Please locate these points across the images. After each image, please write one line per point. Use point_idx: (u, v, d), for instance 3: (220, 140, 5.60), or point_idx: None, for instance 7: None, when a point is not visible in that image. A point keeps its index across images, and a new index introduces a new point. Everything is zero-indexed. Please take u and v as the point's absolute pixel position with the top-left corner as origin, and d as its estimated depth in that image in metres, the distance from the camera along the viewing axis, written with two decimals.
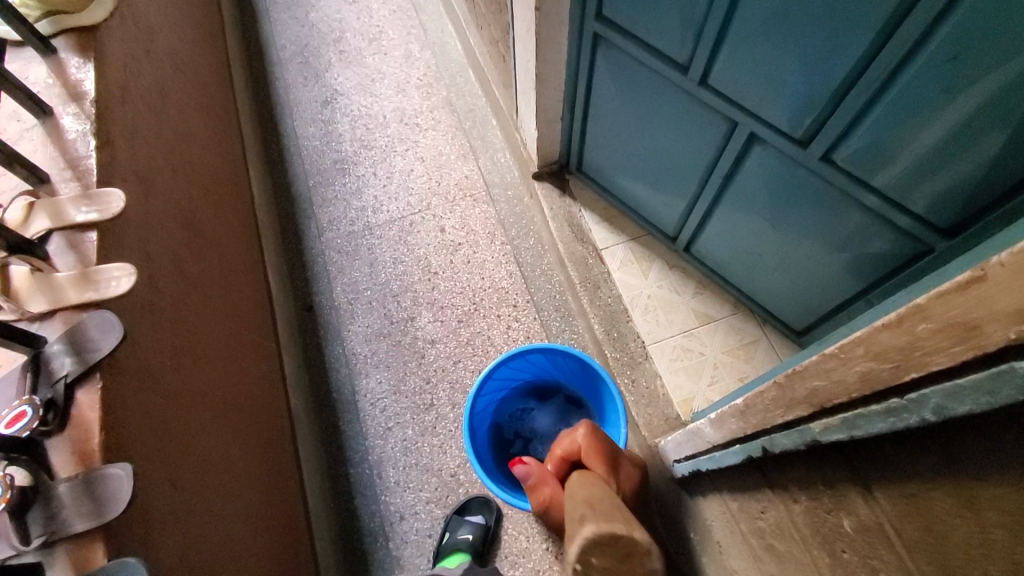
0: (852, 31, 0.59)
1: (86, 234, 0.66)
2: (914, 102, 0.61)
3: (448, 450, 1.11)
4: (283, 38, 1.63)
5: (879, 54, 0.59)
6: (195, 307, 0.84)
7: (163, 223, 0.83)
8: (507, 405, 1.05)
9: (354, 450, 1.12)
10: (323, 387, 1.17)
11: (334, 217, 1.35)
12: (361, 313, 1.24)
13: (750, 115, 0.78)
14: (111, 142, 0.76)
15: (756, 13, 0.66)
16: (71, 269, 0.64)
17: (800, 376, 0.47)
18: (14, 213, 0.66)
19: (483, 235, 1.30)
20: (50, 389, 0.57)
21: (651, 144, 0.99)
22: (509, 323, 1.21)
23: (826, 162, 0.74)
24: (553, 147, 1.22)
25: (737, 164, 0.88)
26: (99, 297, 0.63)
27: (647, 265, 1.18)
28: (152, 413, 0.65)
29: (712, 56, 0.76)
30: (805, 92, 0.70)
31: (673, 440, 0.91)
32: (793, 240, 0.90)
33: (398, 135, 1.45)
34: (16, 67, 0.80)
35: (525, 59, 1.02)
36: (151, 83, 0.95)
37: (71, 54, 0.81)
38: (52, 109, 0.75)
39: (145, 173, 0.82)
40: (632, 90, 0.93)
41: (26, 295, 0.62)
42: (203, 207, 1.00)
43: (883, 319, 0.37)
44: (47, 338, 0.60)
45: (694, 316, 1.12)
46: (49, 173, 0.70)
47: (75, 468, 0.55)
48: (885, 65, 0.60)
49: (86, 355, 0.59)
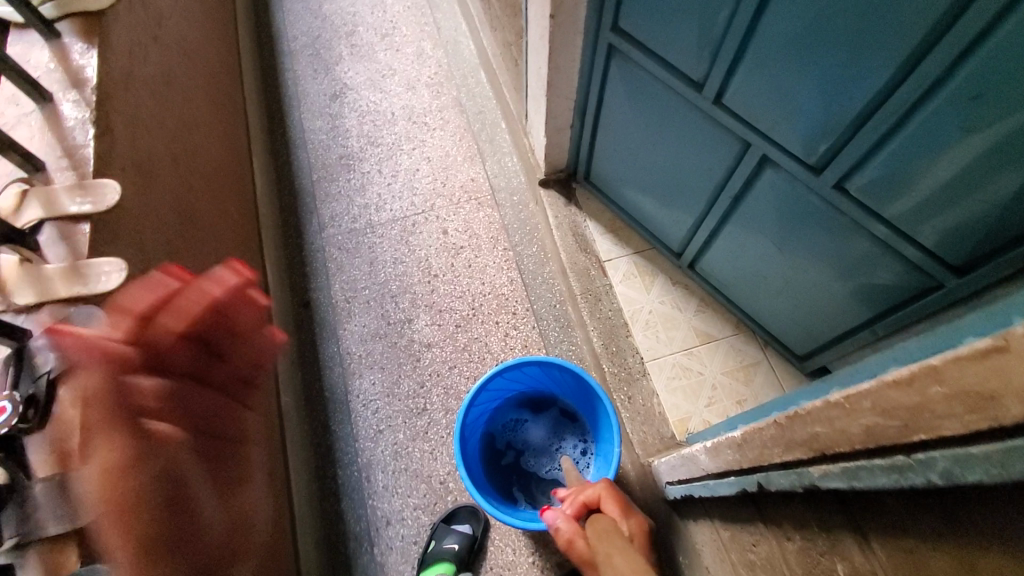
0: (874, 63, 0.58)
1: (80, 225, 0.65)
2: (934, 138, 0.59)
3: (438, 457, 1.10)
4: (296, 29, 1.62)
5: (900, 86, 0.58)
6: None
7: (161, 215, 0.82)
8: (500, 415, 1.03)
9: (343, 452, 1.10)
10: (316, 385, 1.16)
11: (336, 214, 1.34)
12: (358, 313, 1.23)
13: (763, 137, 0.77)
14: (111, 131, 0.75)
15: (777, 36, 0.64)
16: (61, 262, 0.63)
17: (801, 420, 0.45)
18: (6, 200, 0.65)
19: (486, 240, 1.29)
20: (31, 384, 0.56)
21: (661, 158, 0.98)
22: (507, 331, 1.19)
23: (839, 190, 0.73)
24: (561, 155, 1.20)
25: (747, 185, 0.86)
26: (87, 292, 0.62)
27: (650, 280, 1.16)
28: None
29: (728, 76, 0.74)
30: (821, 118, 0.68)
31: (667, 462, 0.89)
32: (800, 265, 0.88)
33: (405, 133, 1.43)
34: (18, 49, 0.78)
35: (538, 65, 1.01)
36: (156, 71, 0.94)
37: (75, 39, 0.79)
38: (52, 95, 0.73)
39: (145, 163, 0.81)
40: (644, 103, 0.91)
41: (14, 285, 0.60)
42: (203, 199, 0.99)
43: (893, 374, 0.35)
44: (30, 331, 0.59)
45: (695, 335, 1.10)
46: (45, 161, 0.69)
47: (53, 468, 0.54)
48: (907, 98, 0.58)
49: (71, 351, 0.58)
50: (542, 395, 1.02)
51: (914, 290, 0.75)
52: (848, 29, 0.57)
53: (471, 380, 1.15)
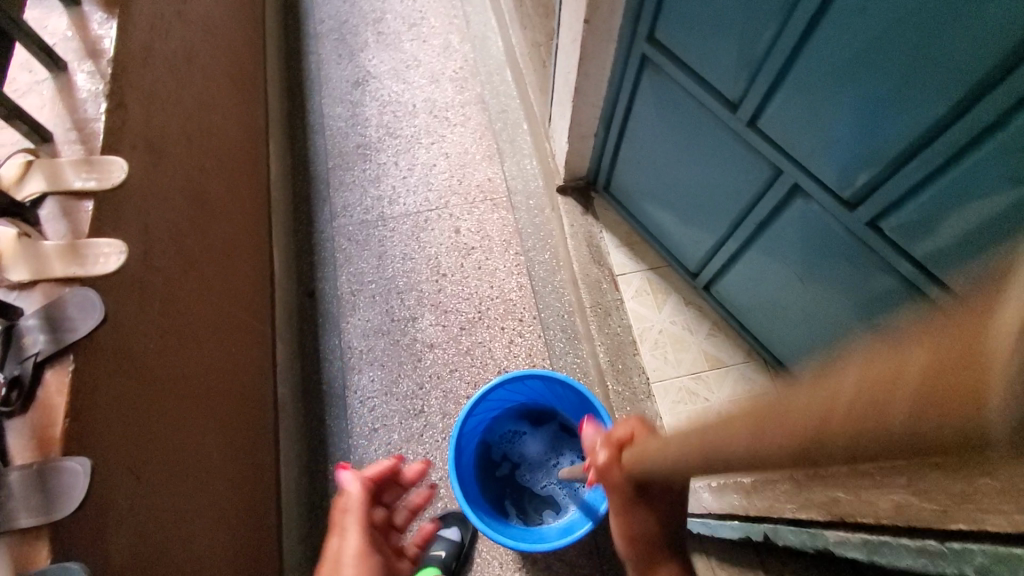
0: (923, 102, 0.54)
1: (83, 203, 0.63)
2: (978, 189, 0.55)
3: (432, 461, 1.07)
4: (323, 11, 1.59)
5: (949, 128, 0.54)
6: (189, 286, 0.81)
7: (169, 195, 0.80)
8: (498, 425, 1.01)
9: (336, 448, 1.08)
10: (313, 377, 1.14)
11: (349, 204, 1.32)
12: (363, 307, 1.20)
13: (797, 165, 0.73)
14: (124, 106, 0.73)
15: (821, 63, 0.61)
16: (60, 239, 0.61)
17: (824, 480, 0.44)
18: (9, 169, 0.62)
19: (498, 243, 1.26)
20: (17, 365, 0.54)
21: (686, 175, 0.94)
22: (511, 338, 1.17)
23: (871, 228, 0.69)
24: (582, 162, 1.17)
25: (774, 213, 0.83)
26: (84, 274, 0.59)
27: (663, 298, 1.13)
28: (124, 399, 0.62)
29: (766, 99, 0.71)
30: (858, 151, 0.64)
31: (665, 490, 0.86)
32: (820, 299, 0.84)
33: (425, 126, 1.41)
34: (36, 14, 0.76)
35: (567, 70, 0.98)
36: (177, 46, 0.92)
37: (95, 8, 0.77)
38: (67, 65, 0.72)
39: (157, 141, 0.79)
40: (673, 118, 0.88)
41: (9, 261, 0.58)
42: (214, 179, 0.97)
43: None
44: (23, 310, 0.57)
45: (704, 359, 1.06)
46: (54, 132, 0.67)
47: (32, 454, 0.52)
48: (954, 141, 0.54)
49: (61, 334, 0.56)
50: (542, 411, 1.00)
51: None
52: (900, 63, 0.54)
53: (472, 386, 1.13)
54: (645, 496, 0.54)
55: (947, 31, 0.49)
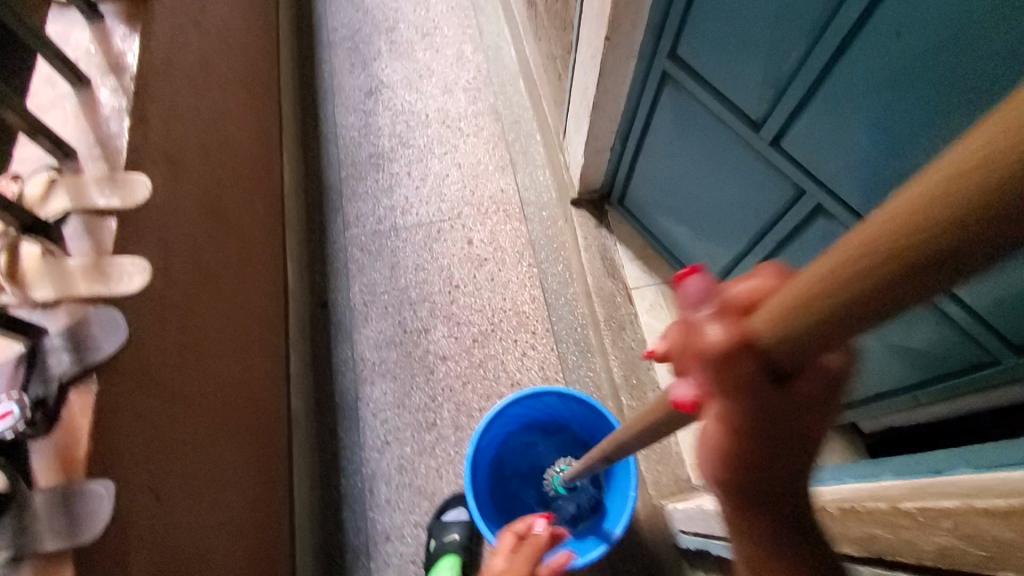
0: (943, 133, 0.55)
1: (106, 220, 0.63)
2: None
3: (444, 475, 1.07)
4: (336, 20, 1.60)
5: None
6: (208, 299, 0.81)
7: (189, 209, 0.79)
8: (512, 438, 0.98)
9: (348, 460, 1.08)
10: (326, 389, 1.14)
11: (361, 214, 1.31)
12: (375, 318, 1.20)
13: (820, 186, 0.73)
14: (145, 122, 0.73)
15: (849, 86, 0.61)
16: (83, 257, 0.61)
17: (858, 516, 0.44)
18: (33, 186, 0.62)
19: (511, 254, 1.25)
20: (41, 387, 0.54)
21: (704, 192, 0.94)
22: (524, 351, 1.16)
23: None
24: (596, 176, 1.17)
25: (795, 232, 0.82)
26: (109, 292, 0.59)
27: (677, 312, 1.12)
28: (146, 418, 0.61)
29: (790, 120, 0.71)
30: (883, 175, 0.63)
31: (682, 509, 0.85)
32: None
33: (438, 136, 1.41)
34: (58, 28, 0.76)
35: (585, 84, 0.98)
36: (196, 58, 0.92)
37: (117, 23, 0.77)
38: (90, 80, 0.72)
39: (176, 154, 0.79)
40: (692, 135, 0.88)
41: (33, 279, 0.58)
42: (231, 192, 0.97)
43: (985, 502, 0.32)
44: (47, 329, 0.56)
45: None
46: (78, 148, 0.67)
47: (54, 477, 0.51)
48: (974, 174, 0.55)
49: (85, 355, 0.56)
50: (557, 427, 0.99)
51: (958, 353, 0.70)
52: (923, 92, 0.54)
53: (485, 399, 1.12)
54: (788, 400, 0.27)
55: (965, 66, 0.49)
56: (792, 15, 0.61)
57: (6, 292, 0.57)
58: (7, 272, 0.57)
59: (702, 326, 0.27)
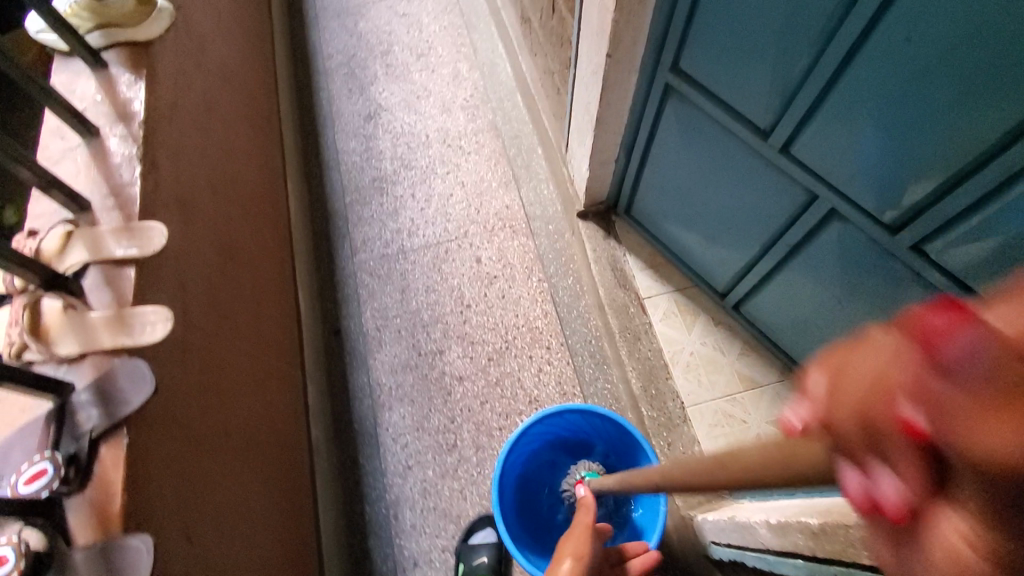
0: (966, 138, 0.55)
1: (124, 270, 0.63)
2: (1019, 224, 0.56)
3: (468, 497, 1.05)
4: (331, 46, 1.61)
5: (985, 166, 0.55)
6: (226, 338, 0.81)
7: (202, 249, 0.80)
8: (537, 457, 0.97)
9: (371, 487, 1.07)
10: (344, 417, 1.13)
11: (368, 238, 1.32)
12: (389, 342, 1.20)
13: (832, 190, 0.73)
14: (156, 167, 0.73)
15: (859, 94, 0.62)
16: (106, 308, 0.61)
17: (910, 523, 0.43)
18: (51, 241, 0.63)
19: (520, 270, 1.25)
20: (73, 443, 0.54)
21: (714, 199, 0.94)
22: (540, 366, 1.15)
23: (916, 252, 0.68)
24: (601, 188, 1.17)
25: (810, 236, 0.82)
26: (133, 344, 0.59)
27: (691, 320, 1.12)
28: (175, 466, 0.61)
29: (799, 127, 0.71)
30: (901, 176, 0.64)
31: (713, 520, 0.84)
32: (859, 320, 0.84)
33: (440, 156, 1.41)
34: (63, 79, 0.77)
35: (586, 100, 0.98)
36: (199, 98, 0.93)
37: (122, 71, 0.78)
38: (99, 129, 0.72)
39: (187, 197, 0.79)
40: (699, 144, 0.88)
41: (57, 334, 0.58)
42: (241, 228, 0.97)
43: None
44: (74, 384, 0.57)
45: (738, 381, 1.05)
46: (91, 199, 0.67)
47: (92, 533, 0.51)
48: (991, 178, 0.56)
49: (113, 407, 0.56)
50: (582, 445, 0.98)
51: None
52: (941, 98, 0.55)
53: (504, 417, 1.11)
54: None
55: (985, 70, 0.50)
56: (797, 26, 0.62)
57: (32, 350, 0.58)
58: (32, 329, 0.58)
59: (973, 414, 0.15)
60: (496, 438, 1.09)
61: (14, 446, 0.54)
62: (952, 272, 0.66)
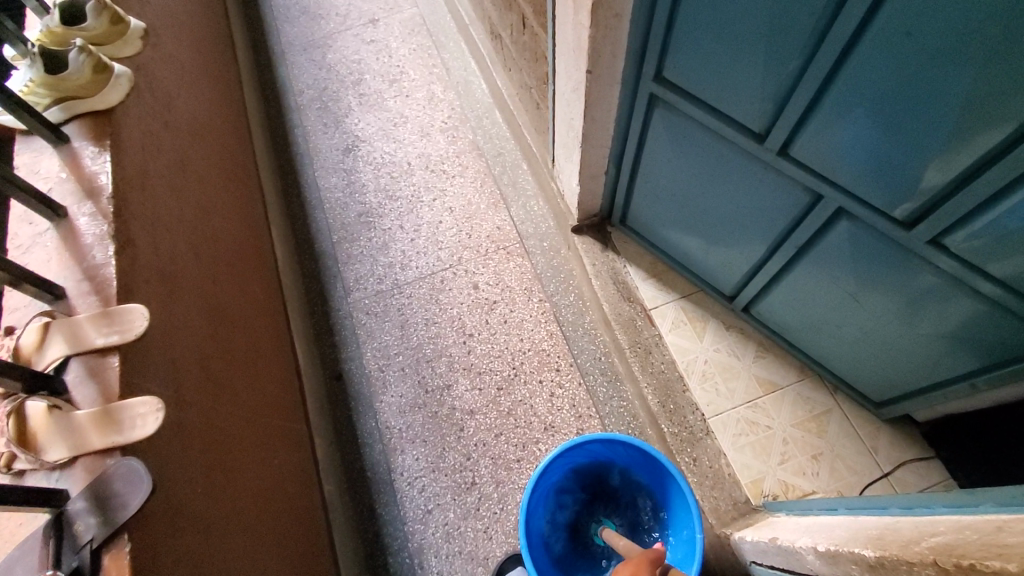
0: (983, 128, 0.52)
1: (109, 359, 0.60)
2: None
3: (494, 536, 1.01)
4: (300, 82, 1.58)
5: (1005, 155, 0.53)
6: (226, 408, 0.77)
7: (191, 319, 0.76)
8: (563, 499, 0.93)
9: (392, 537, 1.02)
10: (356, 465, 1.09)
11: (361, 276, 1.28)
12: (394, 382, 1.16)
13: (837, 189, 0.71)
14: (132, 242, 0.70)
15: (859, 92, 0.59)
16: (92, 405, 0.57)
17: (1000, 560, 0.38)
18: (28, 336, 0.59)
19: (520, 292, 1.22)
20: (75, 555, 0.51)
21: (713, 204, 0.91)
22: (552, 390, 1.11)
23: (934, 246, 0.65)
24: (593, 201, 1.14)
25: (819, 235, 0.79)
26: (125, 441, 0.56)
27: (701, 326, 1.09)
28: (189, 563, 0.58)
29: (797, 129, 0.68)
30: (912, 171, 0.61)
31: (752, 541, 0.79)
32: (879, 313, 0.81)
33: (424, 183, 1.38)
34: (25, 159, 0.73)
35: (569, 116, 0.96)
36: (171, 159, 0.89)
37: (86, 143, 0.75)
38: (66, 210, 0.68)
39: (168, 267, 0.76)
40: (692, 152, 0.86)
41: (45, 439, 0.54)
42: (228, 286, 0.93)
43: None
44: (68, 492, 0.53)
45: (757, 384, 1.03)
46: (66, 286, 0.64)
47: None
48: (1011, 168, 0.53)
49: (111, 514, 0.52)
50: (604, 478, 0.94)
51: (1004, 330, 0.68)
52: (949, 91, 0.52)
53: (521, 448, 1.07)
54: None
55: (989, 63, 0.48)
56: (787, 27, 0.59)
57: (21, 459, 0.54)
58: (18, 438, 0.54)
59: None
60: (515, 470, 1.05)
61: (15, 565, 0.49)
62: (962, 257, 0.64)
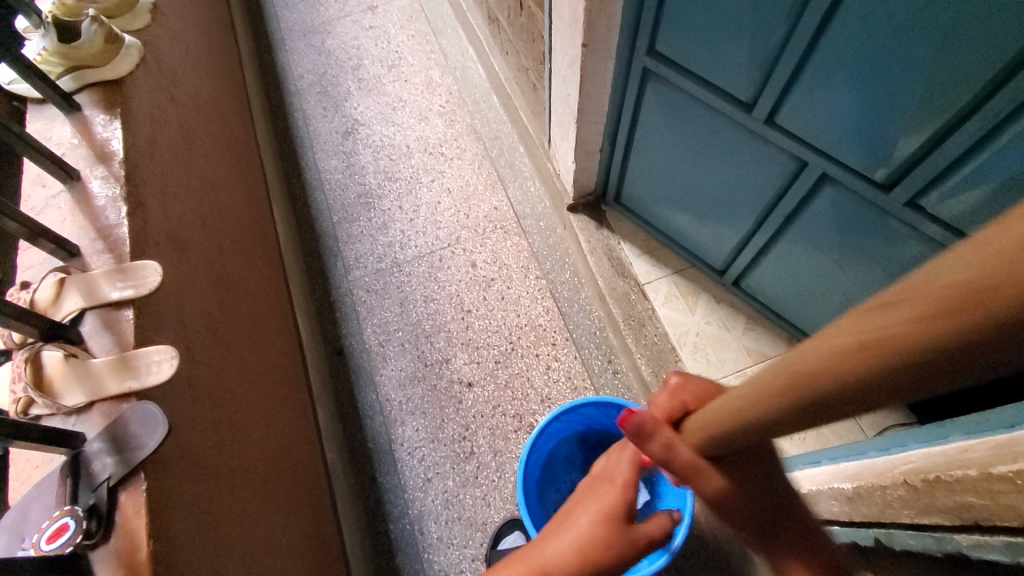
0: (947, 92, 0.56)
1: (122, 312, 0.63)
2: (1012, 169, 0.57)
3: (492, 502, 1.03)
4: (300, 67, 1.60)
5: (974, 114, 0.56)
6: (234, 370, 0.79)
7: (200, 283, 0.79)
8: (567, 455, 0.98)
9: (393, 504, 1.05)
10: (357, 437, 1.11)
11: (361, 255, 1.30)
12: (393, 356, 1.18)
13: (821, 155, 0.74)
14: (143, 206, 0.72)
15: (836, 61, 0.62)
16: (108, 354, 0.60)
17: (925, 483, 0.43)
18: (45, 291, 0.62)
19: (517, 270, 1.24)
20: (91, 494, 0.53)
21: (705, 177, 0.94)
22: (548, 364, 1.14)
23: (912, 208, 0.68)
24: (589, 179, 1.18)
25: (805, 204, 0.82)
26: (141, 386, 0.58)
27: (693, 300, 1.13)
28: (201, 507, 0.60)
29: (781, 98, 0.72)
30: (885, 133, 0.64)
31: None
32: (864, 280, 0.83)
33: (422, 165, 1.40)
34: (37, 126, 0.76)
35: (565, 92, 0.99)
36: (177, 131, 0.91)
37: (96, 112, 0.77)
38: (79, 173, 0.71)
39: (177, 232, 0.78)
40: (684, 126, 0.89)
41: (61, 386, 0.57)
42: (234, 258, 0.95)
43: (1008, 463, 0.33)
44: (86, 435, 0.56)
45: (747, 355, 1.06)
46: (80, 244, 0.66)
47: None
48: (980, 126, 0.56)
49: (127, 454, 0.54)
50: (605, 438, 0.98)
51: None
52: (915, 56, 0.56)
53: (518, 418, 1.09)
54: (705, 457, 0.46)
55: (946, 26, 0.52)
56: None
57: (38, 405, 0.57)
58: (36, 383, 0.57)
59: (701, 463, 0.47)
60: (513, 440, 1.08)
61: (32, 502, 0.52)
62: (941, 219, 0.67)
